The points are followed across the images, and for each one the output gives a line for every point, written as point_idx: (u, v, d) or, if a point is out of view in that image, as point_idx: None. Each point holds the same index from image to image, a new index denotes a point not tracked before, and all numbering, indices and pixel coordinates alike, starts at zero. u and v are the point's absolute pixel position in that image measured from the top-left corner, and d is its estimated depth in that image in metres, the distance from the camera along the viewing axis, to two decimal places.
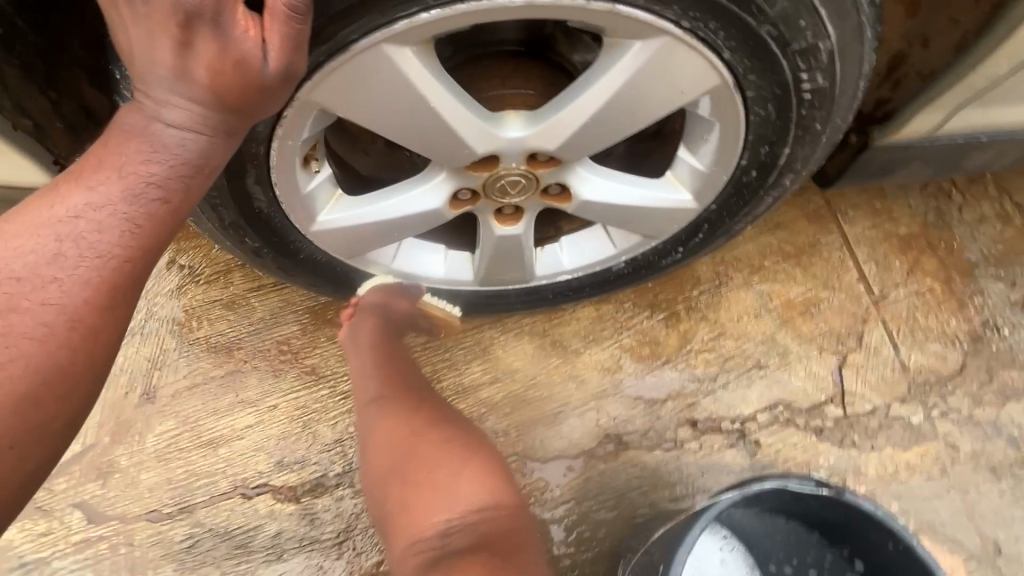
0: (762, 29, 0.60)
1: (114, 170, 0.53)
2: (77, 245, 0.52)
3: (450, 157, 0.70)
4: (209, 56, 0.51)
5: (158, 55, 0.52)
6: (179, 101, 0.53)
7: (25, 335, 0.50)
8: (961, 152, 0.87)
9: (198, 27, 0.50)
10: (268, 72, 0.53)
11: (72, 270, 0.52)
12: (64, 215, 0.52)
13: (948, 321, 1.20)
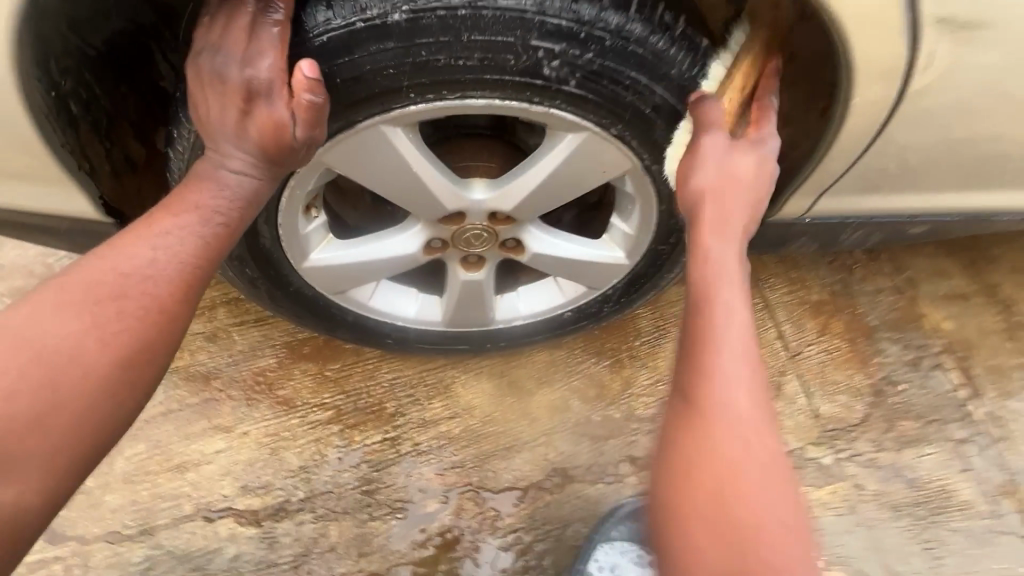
0: (654, 130, 0.79)
1: (194, 206, 0.70)
2: (158, 261, 0.66)
3: (426, 211, 0.86)
4: (259, 120, 0.69)
5: (223, 121, 0.70)
6: (237, 151, 0.71)
7: (99, 332, 0.62)
8: (837, 229, 1.06)
9: (257, 101, 0.69)
10: (296, 137, 0.70)
11: (163, 271, 0.66)
12: (149, 239, 0.67)
13: (853, 376, 1.38)
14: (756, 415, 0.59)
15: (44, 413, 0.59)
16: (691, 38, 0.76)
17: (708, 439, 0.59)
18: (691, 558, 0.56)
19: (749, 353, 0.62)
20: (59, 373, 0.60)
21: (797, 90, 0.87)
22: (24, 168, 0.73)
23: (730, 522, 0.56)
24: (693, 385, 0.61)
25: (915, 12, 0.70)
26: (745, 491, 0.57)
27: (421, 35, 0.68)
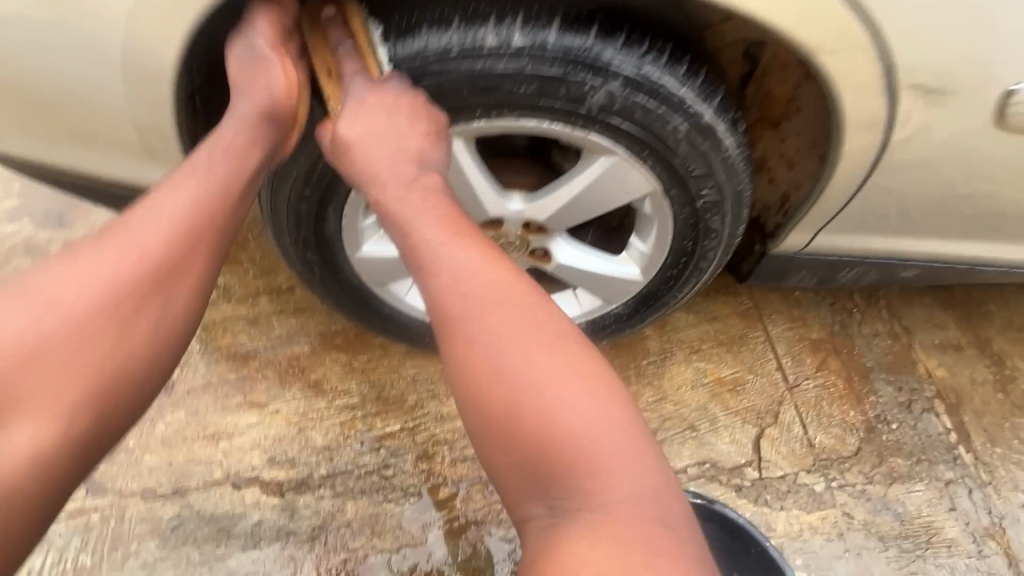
0: (672, 160, 0.88)
1: (193, 164, 0.77)
2: (160, 212, 0.73)
3: (469, 215, 0.98)
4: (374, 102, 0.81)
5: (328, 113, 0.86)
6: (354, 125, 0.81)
7: (110, 274, 0.69)
8: (833, 266, 1.16)
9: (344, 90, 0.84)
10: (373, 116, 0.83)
11: (170, 218, 0.73)
12: (168, 184, 0.76)
13: (847, 412, 1.45)
14: (545, 331, 0.65)
15: (92, 341, 0.66)
16: (710, 84, 0.86)
17: (501, 355, 0.64)
18: (488, 445, 0.64)
19: (504, 282, 0.68)
20: (104, 310, 0.67)
21: (802, 139, 0.99)
22: (140, 147, 0.85)
23: (561, 425, 0.60)
24: (453, 290, 0.68)
25: (894, 76, 0.82)
26: (574, 407, 0.61)
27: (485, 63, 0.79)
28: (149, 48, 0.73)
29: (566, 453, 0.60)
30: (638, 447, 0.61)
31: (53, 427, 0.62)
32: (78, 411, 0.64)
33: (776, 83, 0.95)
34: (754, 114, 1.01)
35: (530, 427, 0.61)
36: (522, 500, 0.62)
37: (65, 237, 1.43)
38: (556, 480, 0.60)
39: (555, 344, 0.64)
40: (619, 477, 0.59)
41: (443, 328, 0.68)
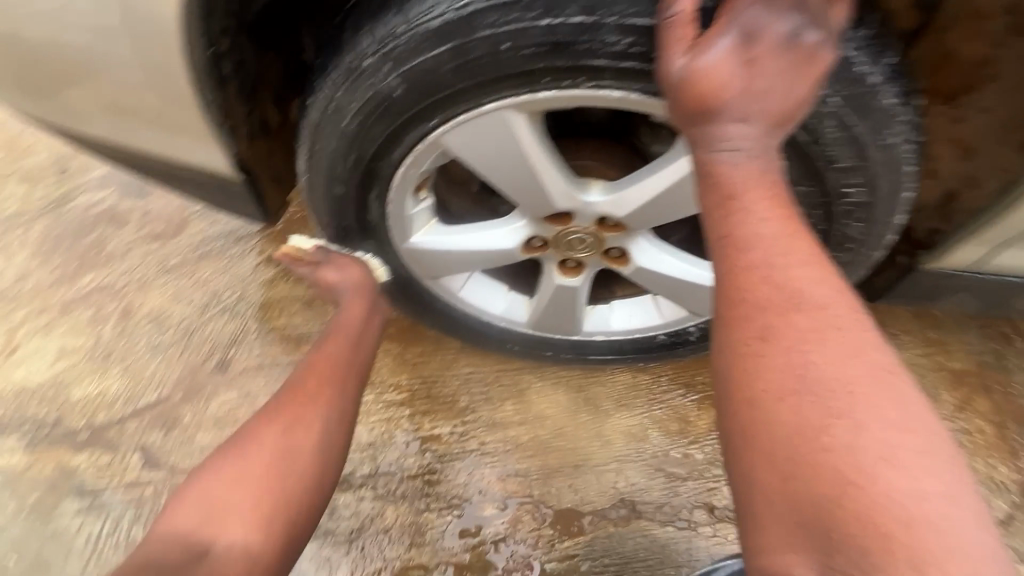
0: (809, 146, 0.62)
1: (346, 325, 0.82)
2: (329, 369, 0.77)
3: (532, 206, 0.80)
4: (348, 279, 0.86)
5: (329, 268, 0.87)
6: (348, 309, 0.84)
7: (281, 435, 0.70)
8: (1010, 289, 0.88)
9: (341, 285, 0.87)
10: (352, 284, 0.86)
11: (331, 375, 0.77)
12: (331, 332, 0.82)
13: (995, 467, 1.16)
14: (869, 360, 0.46)
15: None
16: (884, 34, 0.58)
17: (806, 383, 0.46)
18: (761, 478, 0.45)
19: (828, 276, 0.50)
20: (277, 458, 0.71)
21: (993, 119, 0.72)
22: (168, 117, 0.75)
23: (876, 495, 0.40)
24: (744, 273, 0.51)
25: None
26: (904, 470, 0.41)
27: (549, 12, 0.58)
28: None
29: (882, 534, 0.39)
30: (985, 523, 0.40)
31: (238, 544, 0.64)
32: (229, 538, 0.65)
33: (961, 40, 0.68)
34: (921, 86, 0.73)
35: (850, 492, 0.41)
36: (785, 564, 0.43)
37: (144, 207, 1.44)
38: (881, 573, 0.38)
39: (882, 382, 0.45)
40: (940, 536, 0.39)
41: (733, 319, 0.50)
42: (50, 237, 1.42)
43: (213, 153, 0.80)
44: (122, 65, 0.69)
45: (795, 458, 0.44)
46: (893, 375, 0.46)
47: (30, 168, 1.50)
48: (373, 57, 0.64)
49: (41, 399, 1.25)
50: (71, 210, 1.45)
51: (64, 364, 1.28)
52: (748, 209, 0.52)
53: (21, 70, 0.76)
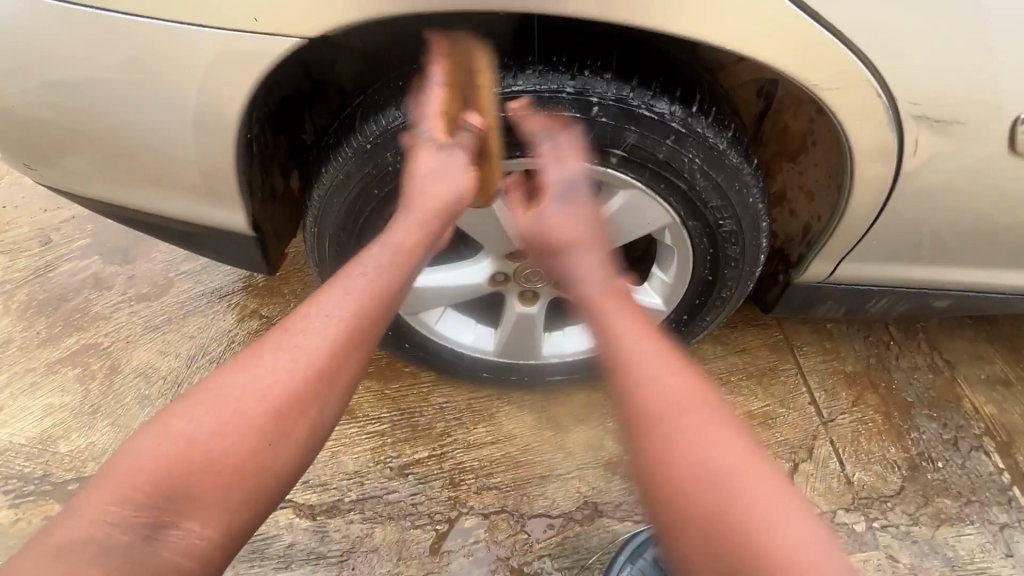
0: (686, 192, 0.89)
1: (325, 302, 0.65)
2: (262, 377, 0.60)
3: (495, 246, 1.02)
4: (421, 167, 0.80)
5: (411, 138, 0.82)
6: (415, 228, 0.74)
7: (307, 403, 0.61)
8: (861, 296, 1.15)
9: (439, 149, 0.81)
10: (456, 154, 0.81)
11: (310, 347, 0.62)
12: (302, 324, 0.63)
13: (887, 448, 1.40)
14: (675, 371, 0.61)
15: (243, 467, 0.57)
16: (723, 118, 0.87)
17: (620, 371, 0.61)
18: (636, 482, 0.56)
19: (635, 312, 0.67)
20: (313, 367, 0.61)
21: (818, 173, 0.99)
22: (204, 187, 0.92)
23: (684, 463, 0.54)
24: (597, 316, 0.67)
25: (894, 108, 0.79)
26: (705, 449, 0.54)
27: (499, 105, 0.83)
28: (218, 97, 0.80)
29: (704, 504, 0.52)
30: (771, 480, 0.53)
31: (202, 540, 0.54)
32: (246, 521, 0.57)
33: (790, 119, 0.98)
34: (771, 148, 1.04)
35: (682, 473, 0.53)
36: (677, 561, 0.52)
37: (131, 271, 1.55)
38: (690, 523, 0.51)
39: (692, 395, 0.59)
40: (745, 496, 0.51)
41: (601, 352, 0.64)
42: (35, 303, 1.50)
43: (235, 214, 0.96)
44: (160, 147, 0.87)
45: (647, 457, 0.56)
46: (687, 378, 0.60)
47: (16, 241, 1.59)
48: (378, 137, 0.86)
49: (25, 456, 1.29)
50: (54, 277, 1.53)
51: (51, 420, 1.33)
52: (582, 257, 0.74)
53: (64, 151, 0.93)
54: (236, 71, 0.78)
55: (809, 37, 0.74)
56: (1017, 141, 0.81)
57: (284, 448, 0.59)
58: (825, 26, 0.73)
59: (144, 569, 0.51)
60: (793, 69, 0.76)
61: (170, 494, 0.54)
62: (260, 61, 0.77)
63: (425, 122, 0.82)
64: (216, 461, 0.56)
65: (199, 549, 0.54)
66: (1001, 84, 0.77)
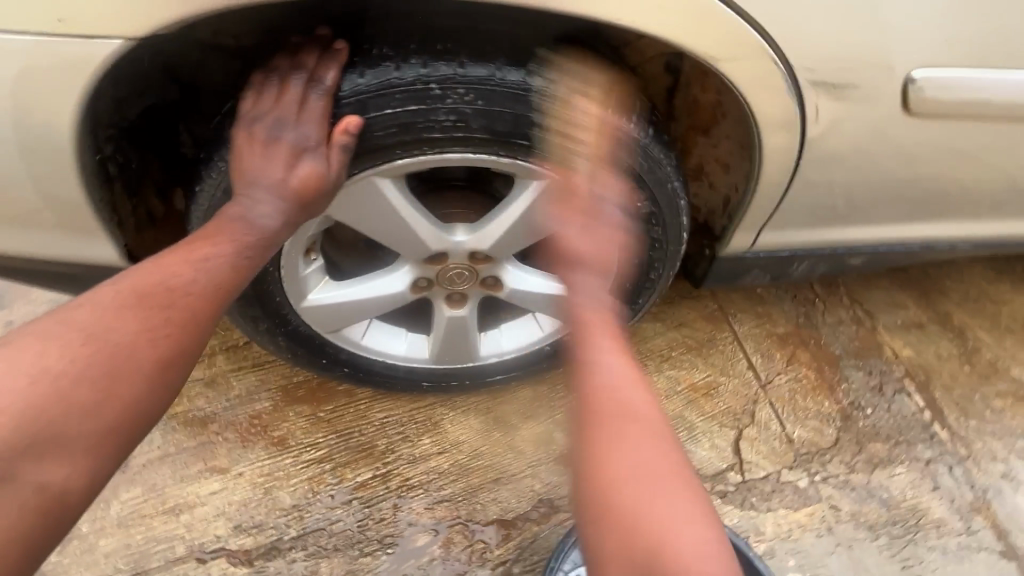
0: None
1: (221, 237, 0.74)
2: (115, 323, 0.64)
3: (411, 252, 0.95)
4: (303, 171, 0.76)
5: (281, 118, 0.75)
6: (274, 202, 0.76)
7: (147, 340, 0.64)
8: (783, 261, 1.16)
9: (307, 154, 0.76)
10: (322, 169, 0.76)
11: (199, 288, 0.69)
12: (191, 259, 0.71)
13: (822, 402, 1.45)
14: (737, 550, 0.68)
15: (79, 414, 0.59)
16: (628, 99, 0.83)
17: (613, 428, 0.64)
18: None
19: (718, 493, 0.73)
20: (169, 314, 0.66)
21: (732, 143, 0.98)
22: (55, 221, 0.79)
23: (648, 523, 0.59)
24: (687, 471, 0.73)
25: (791, 76, 0.79)
26: None
27: (388, 100, 0.75)
28: (44, 117, 0.68)
29: None
30: None
31: (68, 472, 0.58)
32: (96, 461, 0.60)
33: (699, 93, 0.94)
34: (685, 122, 1.01)
35: None
36: None
37: (8, 317, 1.37)
38: (629, 558, 0.59)
39: (656, 455, 0.63)
40: None
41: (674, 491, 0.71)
42: None
43: (102, 246, 0.84)
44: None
45: None
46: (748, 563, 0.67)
47: None
48: (236, 150, 0.77)
49: None
50: None
51: None
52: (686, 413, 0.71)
53: None
54: (60, 85, 0.66)
55: (701, 10, 0.71)
56: (909, 101, 0.83)
57: (118, 392, 0.61)
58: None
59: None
60: (689, 44, 0.73)
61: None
62: (85, 70, 0.65)
63: (306, 123, 0.75)
64: (35, 414, 0.58)
65: (42, 490, 0.57)
66: (887, 45, 0.78)
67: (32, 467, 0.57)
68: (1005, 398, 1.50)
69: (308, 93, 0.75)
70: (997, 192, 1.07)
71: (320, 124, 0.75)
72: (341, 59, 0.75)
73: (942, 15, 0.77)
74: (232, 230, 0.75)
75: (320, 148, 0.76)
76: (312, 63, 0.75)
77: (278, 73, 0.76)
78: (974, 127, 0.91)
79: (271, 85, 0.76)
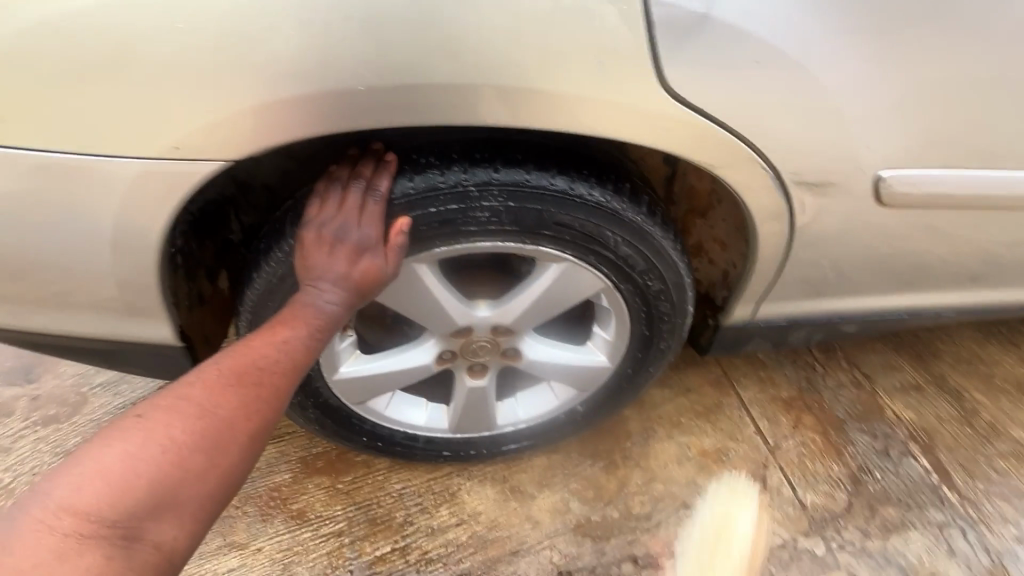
0: (615, 261, 0.96)
1: (299, 322, 0.81)
2: (219, 397, 0.68)
3: (439, 326, 1.02)
4: (364, 266, 0.84)
5: (346, 221, 0.83)
6: (340, 292, 0.84)
7: (249, 412, 0.69)
8: (783, 330, 1.24)
9: (367, 251, 0.84)
10: (381, 264, 0.84)
11: (284, 366, 0.76)
12: (275, 340, 0.78)
13: (831, 466, 1.48)
14: None
15: (193, 481, 0.62)
16: (638, 195, 0.94)
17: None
18: None
19: None
20: (264, 390, 0.72)
21: (728, 225, 1.08)
22: (122, 305, 0.87)
23: None
24: None
25: (779, 176, 0.90)
26: None
27: (430, 200, 0.85)
28: (134, 221, 0.78)
29: None
30: None
31: (178, 536, 0.60)
32: (198, 527, 0.62)
33: (695, 181, 1.04)
34: (684, 206, 1.12)
35: None
36: None
37: (36, 391, 1.41)
38: None
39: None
40: None
41: None
42: None
43: (157, 327, 0.91)
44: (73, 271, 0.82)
45: None
46: None
47: None
48: (303, 247, 0.85)
49: None
50: None
51: None
52: None
53: None
54: (150, 193, 0.76)
55: (702, 127, 0.82)
56: (882, 193, 0.95)
57: (223, 463, 0.65)
58: (713, 120, 0.82)
59: (123, 563, 0.56)
60: (692, 153, 0.84)
61: (115, 514, 0.57)
62: (174, 182, 0.75)
63: (367, 225, 0.83)
64: (154, 483, 0.60)
65: (156, 554, 0.58)
66: (858, 149, 0.90)
67: (149, 529, 0.58)
68: (1008, 458, 1.53)
69: (366, 199, 0.84)
70: (971, 264, 1.17)
71: (378, 226, 0.84)
72: (392, 169, 0.85)
73: (905, 123, 0.89)
74: (304, 318, 0.81)
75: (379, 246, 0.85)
76: (368, 172, 0.85)
77: (339, 181, 0.86)
78: (943, 211, 1.02)
79: (333, 191, 0.85)
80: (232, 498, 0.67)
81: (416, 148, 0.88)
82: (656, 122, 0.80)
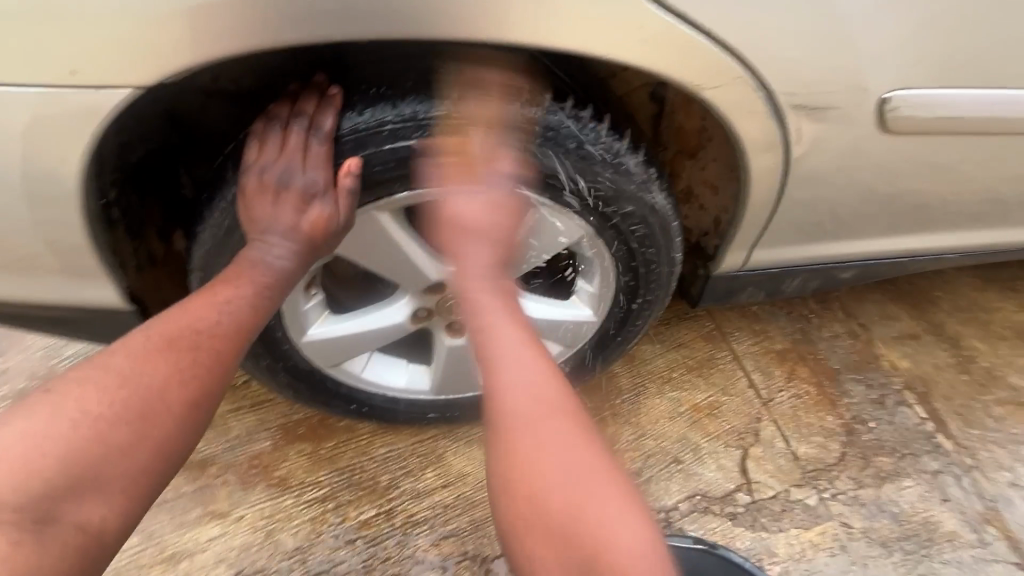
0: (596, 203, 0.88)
1: (244, 283, 0.78)
2: (146, 366, 0.68)
3: (410, 282, 0.96)
4: (313, 214, 0.80)
5: (289, 165, 0.79)
6: (288, 248, 0.81)
7: (180, 382, 0.69)
8: (777, 278, 1.18)
9: (314, 198, 0.80)
10: (330, 211, 0.80)
11: (224, 331, 0.74)
12: (215, 303, 0.75)
13: (825, 418, 1.45)
14: None
15: (114, 458, 0.63)
16: (618, 127, 0.87)
17: (535, 419, 0.72)
18: None
19: None
20: (198, 356, 0.71)
21: (719, 165, 0.99)
22: (58, 265, 0.80)
23: None
24: None
25: (772, 100, 0.82)
26: None
27: (386, 138, 0.78)
28: (53, 168, 0.70)
29: None
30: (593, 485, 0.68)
31: (104, 512, 0.63)
32: (127, 504, 0.64)
33: (684, 118, 0.96)
34: (673, 148, 1.02)
35: None
36: None
37: (3, 365, 1.36)
38: None
39: (555, 413, 0.72)
40: None
41: None
42: None
43: (101, 289, 0.84)
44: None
45: None
46: None
47: None
48: (245, 196, 0.81)
49: None
50: None
51: None
52: None
53: None
54: (68, 132, 0.68)
55: (684, 40, 0.74)
56: (885, 119, 0.87)
57: (147, 437, 0.66)
58: (699, 30, 0.74)
59: (44, 541, 0.59)
60: (676, 73, 0.76)
61: (29, 492, 0.59)
62: (92, 118, 0.68)
63: (312, 168, 0.79)
64: (69, 461, 0.62)
65: (79, 533, 0.61)
66: (857, 71, 0.82)
67: (68, 509, 0.61)
68: (1005, 405, 1.50)
69: (310, 138, 0.78)
70: (977, 203, 1.10)
71: (326, 169, 0.79)
72: (335, 104, 0.79)
73: (910, 40, 0.81)
74: (249, 278, 0.79)
75: (326, 191, 0.80)
76: (310, 109, 0.79)
77: (279, 121, 0.80)
78: (948, 142, 0.95)
79: (274, 132, 0.80)
80: (169, 471, 0.68)
81: (372, 81, 0.80)
82: (634, 33, 0.71)
